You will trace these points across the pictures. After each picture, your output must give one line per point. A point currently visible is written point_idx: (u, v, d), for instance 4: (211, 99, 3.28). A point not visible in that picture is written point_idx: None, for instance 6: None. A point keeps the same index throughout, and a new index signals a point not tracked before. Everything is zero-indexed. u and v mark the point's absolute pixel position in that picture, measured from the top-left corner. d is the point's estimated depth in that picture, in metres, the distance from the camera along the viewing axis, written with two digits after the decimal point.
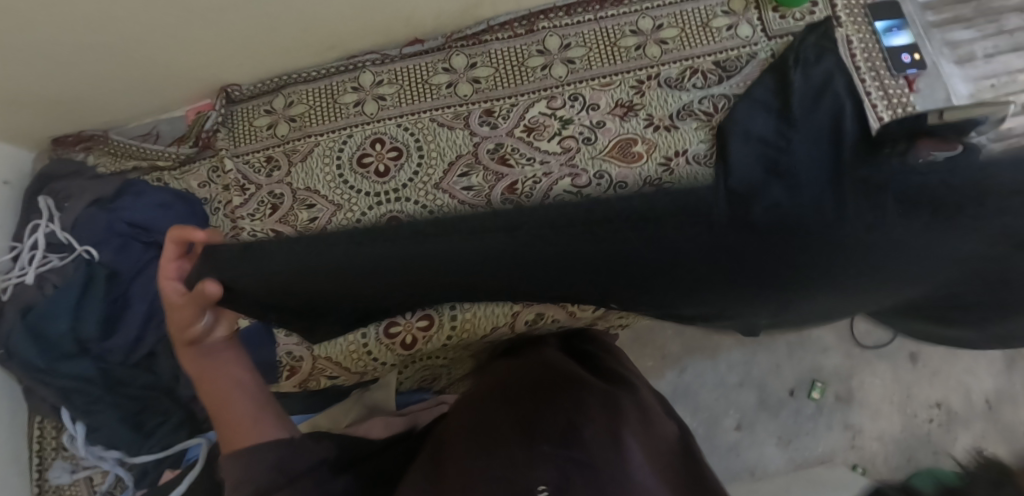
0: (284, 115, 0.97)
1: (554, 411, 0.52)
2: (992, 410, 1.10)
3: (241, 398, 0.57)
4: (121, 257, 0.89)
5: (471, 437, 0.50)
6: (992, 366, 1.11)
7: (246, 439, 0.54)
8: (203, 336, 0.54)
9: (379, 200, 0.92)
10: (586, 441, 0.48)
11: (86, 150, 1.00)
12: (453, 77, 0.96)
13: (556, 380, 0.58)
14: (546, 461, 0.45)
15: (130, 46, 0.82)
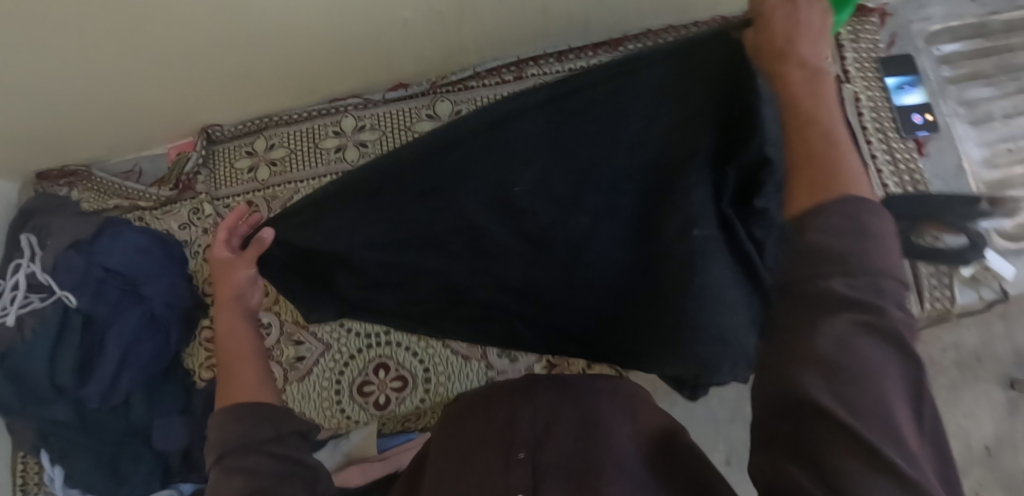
0: (264, 158, 0.95)
1: (528, 415, 0.56)
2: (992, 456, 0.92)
3: (255, 367, 0.61)
4: (95, 304, 0.87)
5: (459, 452, 0.55)
6: None
7: (240, 397, 0.57)
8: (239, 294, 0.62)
9: (370, 340, 0.87)
10: (556, 446, 0.52)
11: (68, 185, 1.00)
12: (437, 125, 0.93)
13: (531, 380, 0.61)
14: (523, 467, 0.50)
15: (101, 88, 0.82)
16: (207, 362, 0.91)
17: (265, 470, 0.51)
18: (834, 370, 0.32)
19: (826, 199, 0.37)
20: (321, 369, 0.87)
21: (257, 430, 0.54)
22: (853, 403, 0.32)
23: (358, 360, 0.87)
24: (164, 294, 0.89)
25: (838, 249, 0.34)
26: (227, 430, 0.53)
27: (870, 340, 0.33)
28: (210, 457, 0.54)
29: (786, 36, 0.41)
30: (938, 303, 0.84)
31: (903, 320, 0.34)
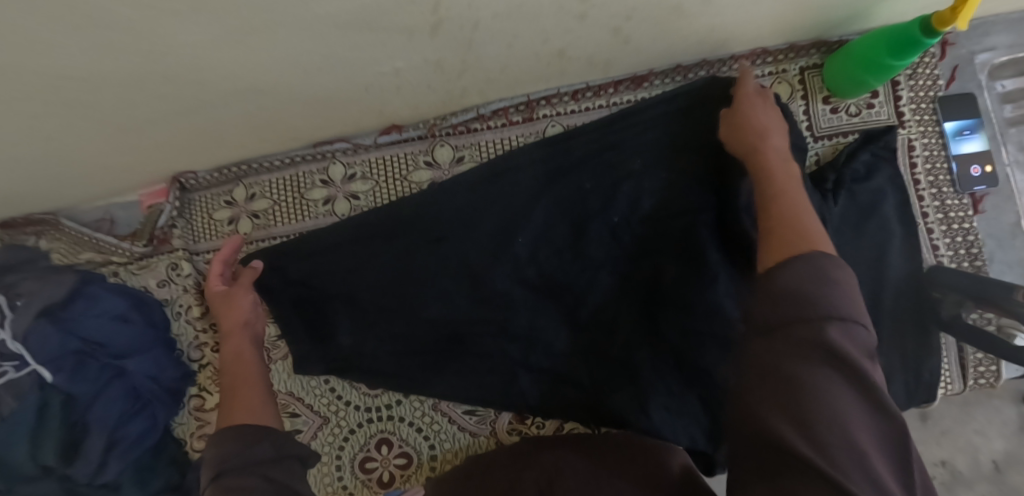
0: (245, 210, 0.86)
1: (531, 477, 0.67)
2: (999, 472, 0.97)
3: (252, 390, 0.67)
4: (76, 383, 0.79)
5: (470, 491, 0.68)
6: (1006, 428, 0.97)
7: (242, 414, 0.63)
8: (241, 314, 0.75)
9: (370, 415, 0.82)
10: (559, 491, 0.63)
11: (36, 234, 0.89)
12: (436, 174, 0.84)
13: (531, 446, 0.73)
14: None
15: (60, 148, 0.72)
16: (198, 430, 0.89)
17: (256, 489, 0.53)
18: (809, 418, 0.40)
19: (787, 263, 0.47)
20: (320, 443, 0.82)
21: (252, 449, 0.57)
22: (830, 446, 0.38)
23: (360, 434, 0.82)
24: (150, 369, 0.84)
25: (816, 298, 0.43)
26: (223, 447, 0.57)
27: (845, 389, 0.41)
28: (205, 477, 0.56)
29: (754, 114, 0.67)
30: (981, 380, 0.82)
31: (872, 370, 0.42)
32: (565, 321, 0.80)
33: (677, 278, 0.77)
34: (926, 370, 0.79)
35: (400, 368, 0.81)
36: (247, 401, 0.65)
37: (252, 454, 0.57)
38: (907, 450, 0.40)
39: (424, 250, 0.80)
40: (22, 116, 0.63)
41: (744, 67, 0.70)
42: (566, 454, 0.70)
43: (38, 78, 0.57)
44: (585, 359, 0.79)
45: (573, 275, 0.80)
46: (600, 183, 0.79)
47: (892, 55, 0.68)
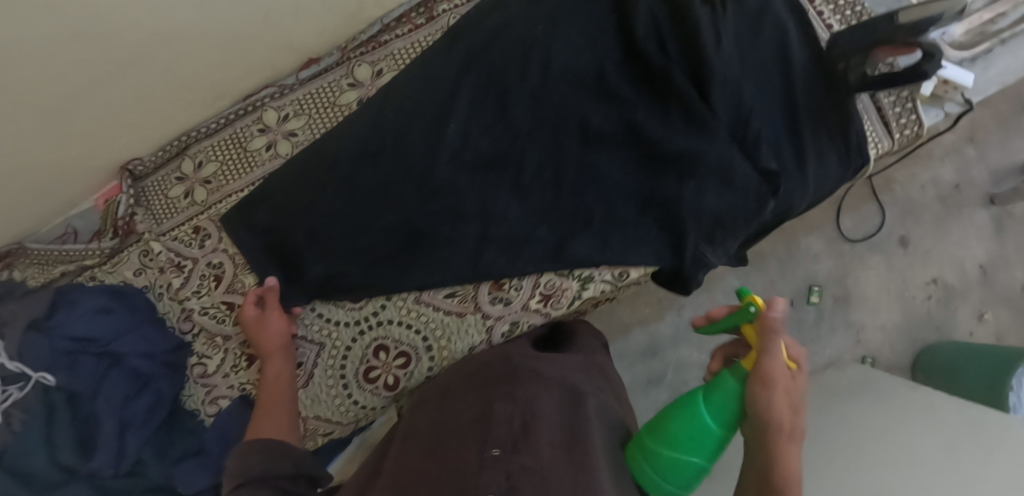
0: (197, 179, 0.90)
1: (509, 415, 0.60)
2: (986, 272, 1.38)
3: (281, 412, 0.76)
4: (75, 378, 0.84)
5: (433, 440, 0.62)
6: (981, 233, 1.38)
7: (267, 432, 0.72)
8: (281, 337, 0.82)
9: (361, 328, 0.84)
10: (538, 438, 0.57)
11: (7, 267, 0.94)
12: (362, 91, 0.88)
13: (507, 378, 0.69)
14: (496, 468, 0.52)
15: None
16: (208, 396, 0.89)
17: None
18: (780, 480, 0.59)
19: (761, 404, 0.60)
20: (323, 369, 0.85)
21: (278, 465, 0.67)
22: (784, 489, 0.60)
23: (357, 347, 0.85)
24: (141, 347, 0.85)
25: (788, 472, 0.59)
26: (248, 463, 0.66)
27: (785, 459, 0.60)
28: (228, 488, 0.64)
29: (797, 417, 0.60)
30: (906, 132, 0.82)
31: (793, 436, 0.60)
32: (511, 185, 0.82)
33: (605, 118, 0.81)
34: (852, 134, 0.80)
35: (373, 276, 0.83)
36: (274, 422, 0.74)
37: (274, 464, 0.66)
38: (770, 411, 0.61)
39: (368, 162, 0.85)
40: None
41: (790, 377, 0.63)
42: (542, 395, 0.65)
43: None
44: (546, 221, 0.82)
45: (507, 146, 0.83)
46: (509, 57, 0.84)
47: (714, 416, 0.63)
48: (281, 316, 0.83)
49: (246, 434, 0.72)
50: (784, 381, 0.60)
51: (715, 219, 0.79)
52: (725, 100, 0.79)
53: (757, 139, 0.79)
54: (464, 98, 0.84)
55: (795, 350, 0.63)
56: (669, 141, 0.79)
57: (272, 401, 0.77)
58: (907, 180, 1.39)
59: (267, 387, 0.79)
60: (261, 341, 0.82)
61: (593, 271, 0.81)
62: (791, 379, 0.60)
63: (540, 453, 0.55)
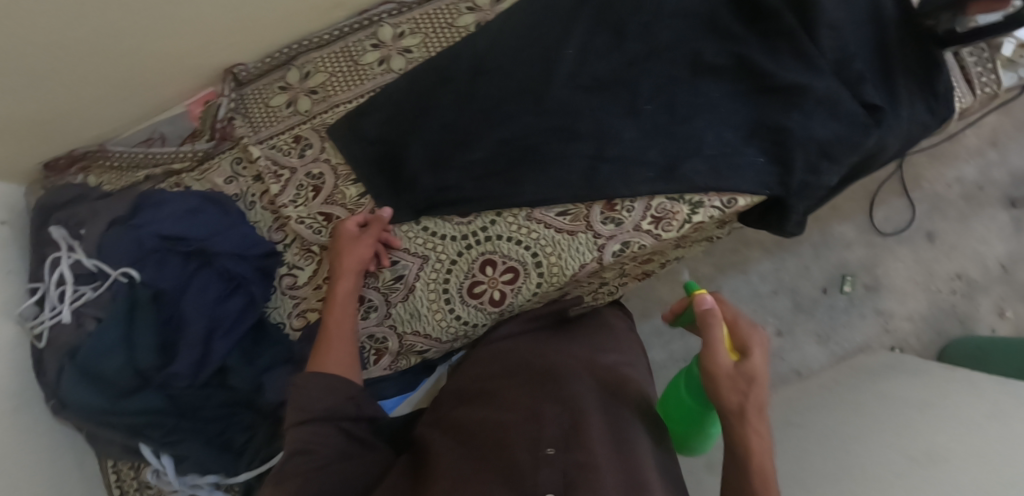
0: (302, 89, 0.90)
1: (557, 414, 0.63)
2: (1006, 268, 1.44)
3: (347, 343, 0.74)
4: (163, 275, 0.80)
5: (472, 432, 0.65)
6: (1002, 231, 1.45)
7: (332, 366, 0.71)
8: (363, 264, 0.80)
9: (468, 242, 0.84)
10: (589, 435, 0.60)
11: (82, 171, 0.92)
12: (480, 15, 0.91)
13: (548, 377, 0.71)
14: (551, 467, 0.56)
15: (110, 24, 0.73)
16: (296, 309, 0.86)
17: (329, 460, 0.63)
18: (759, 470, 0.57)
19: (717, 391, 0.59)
20: (425, 282, 0.84)
21: (338, 406, 0.67)
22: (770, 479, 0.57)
23: (462, 262, 0.84)
24: (234, 247, 0.82)
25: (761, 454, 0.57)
26: (309, 399, 0.66)
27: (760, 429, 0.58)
28: (290, 419, 0.65)
29: (752, 403, 0.57)
30: (987, 89, 0.88)
31: (756, 403, 0.58)
32: (625, 108, 0.84)
33: (716, 52, 0.85)
34: (944, 82, 0.85)
35: (482, 189, 0.84)
36: (341, 357, 0.72)
37: (341, 409, 0.67)
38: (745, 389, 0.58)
39: (482, 78, 0.86)
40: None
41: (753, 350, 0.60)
42: (584, 394, 0.68)
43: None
44: (657, 144, 0.83)
45: (620, 71, 0.85)
46: None
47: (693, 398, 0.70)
48: (371, 244, 0.81)
49: (313, 363, 0.71)
50: (729, 386, 0.58)
51: (822, 149, 0.82)
52: (830, 42, 0.83)
53: (861, 78, 0.83)
54: (583, 25, 0.87)
55: (746, 337, 0.61)
56: (776, 75, 0.82)
57: (336, 335, 0.74)
58: (934, 179, 1.49)
59: (331, 323, 0.76)
60: (342, 260, 0.79)
61: (703, 196, 0.83)
62: (741, 381, 0.58)
63: (592, 449, 0.58)
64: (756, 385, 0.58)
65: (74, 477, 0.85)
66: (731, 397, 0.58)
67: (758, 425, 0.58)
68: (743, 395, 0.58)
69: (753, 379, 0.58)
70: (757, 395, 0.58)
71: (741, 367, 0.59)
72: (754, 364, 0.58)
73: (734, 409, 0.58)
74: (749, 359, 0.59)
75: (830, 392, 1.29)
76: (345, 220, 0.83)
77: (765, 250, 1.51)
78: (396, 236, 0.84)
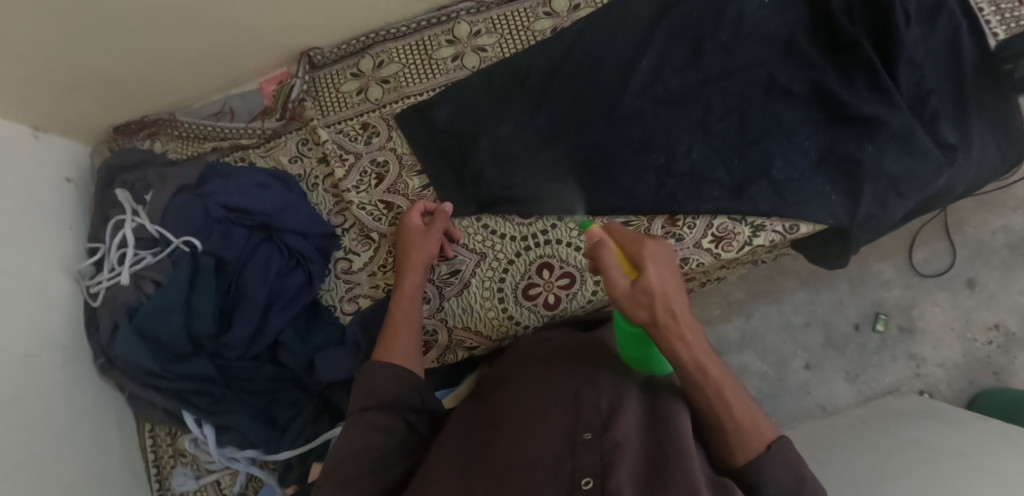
0: (374, 77, 0.90)
1: (597, 398, 0.62)
2: None
3: (412, 335, 0.75)
4: (226, 247, 0.82)
5: (502, 415, 0.65)
6: None
7: (398, 358, 0.71)
8: (430, 258, 0.80)
9: (527, 244, 0.84)
10: (628, 420, 0.59)
11: (151, 137, 0.95)
12: (558, 21, 0.92)
13: (588, 363, 0.70)
14: (589, 451, 0.55)
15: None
16: (348, 294, 0.86)
17: (386, 445, 0.64)
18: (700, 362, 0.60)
19: (629, 311, 0.60)
20: (480, 279, 0.84)
21: (404, 396, 0.68)
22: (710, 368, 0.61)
23: (519, 263, 0.84)
24: (297, 226, 0.84)
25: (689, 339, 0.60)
26: (378, 387, 0.67)
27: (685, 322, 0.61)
28: (355, 405, 0.67)
29: (665, 312, 0.59)
30: None
31: (665, 308, 0.59)
32: (697, 124, 0.86)
33: (791, 76, 0.86)
34: (1015, 129, 0.86)
35: (547, 191, 0.84)
36: (405, 347, 0.72)
37: (403, 398, 0.68)
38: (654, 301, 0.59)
39: (557, 79, 0.88)
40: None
41: (648, 260, 0.60)
42: (626, 382, 0.66)
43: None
44: (724, 163, 0.85)
45: (693, 89, 0.86)
46: (706, 9, 0.89)
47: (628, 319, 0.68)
48: (437, 240, 0.81)
49: (379, 355, 0.71)
50: (633, 305, 0.59)
51: (891, 183, 0.82)
52: (907, 77, 0.84)
53: (936, 115, 0.84)
54: (661, 40, 0.89)
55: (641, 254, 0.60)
56: (849, 104, 0.83)
57: (404, 326, 0.75)
58: (979, 225, 1.47)
59: (397, 314, 0.76)
60: (409, 254, 0.80)
61: (766, 220, 0.84)
62: (641, 296, 0.59)
63: (631, 436, 0.58)
64: (658, 294, 0.59)
65: (114, 437, 0.86)
66: (638, 315, 0.60)
67: (676, 329, 0.59)
68: (647, 308, 0.59)
69: (652, 292, 0.59)
70: (658, 301, 0.59)
71: (639, 286, 0.59)
72: (650, 279, 0.59)
73: (648, 322, 0.60)
74: (644, 275, 0.59)
75: (857, 431, 1.27)
76: (409, 211, 0.83)
77: (800, 281, 1.51)
78: (456, 227, 0.85)
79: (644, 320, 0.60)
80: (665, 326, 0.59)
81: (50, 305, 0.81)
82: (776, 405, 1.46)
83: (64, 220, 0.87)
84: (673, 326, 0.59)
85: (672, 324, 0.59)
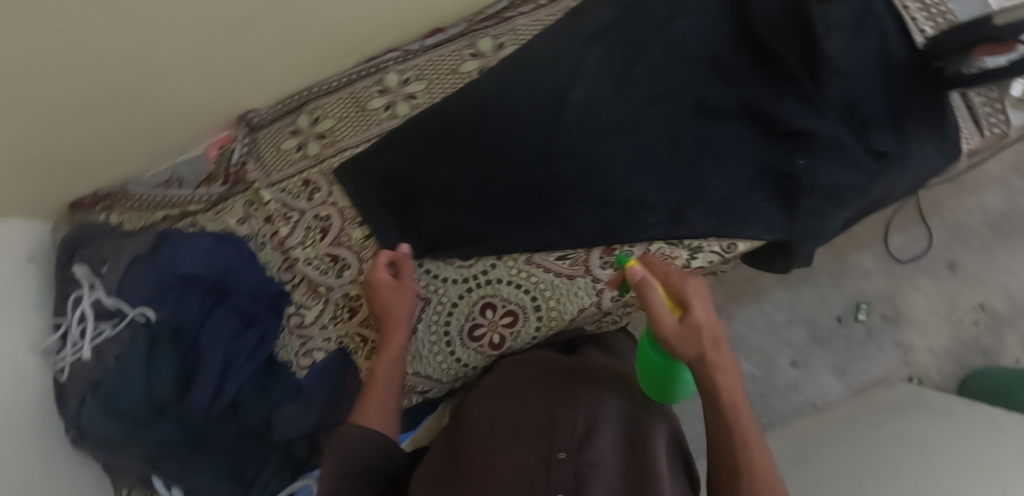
0: (311, 133, 0.93)
1: (573, 418, 0.63)
2: None
3: (390, 387, 0.75)
4: (181, 313, 0.84)
5: (497, 433, 0.65)
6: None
7: (377, 412, 0.71)
8: (405, 309, 0.81)
9: (469, 285, 0.87)
10: (602, 441, 0.60)
11: (106, 210, 0.97)
12: (483, 61, 0.93)
13: (570, 383, 0.71)
14: (563, 469, 0.57)
15: (149, 71, 0.79)
16: (303, 349, 0.88)
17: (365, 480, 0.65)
18: (737, 405, 0.61)
19: (678, 346, 0.61)
20: (427, 324, 0.87)
21: (382, 439, 0.68)
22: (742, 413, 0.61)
23: (463, 304, 0.87)
24: (249, 286, 0.87)
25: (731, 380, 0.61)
26: (357, 430, 0.67)
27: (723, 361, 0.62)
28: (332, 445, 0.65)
29: (708, 353, 0.60)
30: (994, 131, 0.88)
31: (710, 347, 0.60)
32: (630, 152, 0.86)
33: (720, 94, 0.86)
34: (949, 126, 0.85)
35: (485, 232, 0.86)
36: (383, 402, 0.72)
37: (378, 438, 0.67)
38: (705, 338, 0.60)
39: (488, 119, 0.89)
40: (127, 14, 0.69)
41: (695, 295, 0.62)
42: (602, 402, 0.67)
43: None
44: (661, 191, 0.85)
45: (622, 117, 0.87)
46: (633, 35, 0.89)
47: (656, 349, 0.71)
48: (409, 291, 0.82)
49: (360, 409, 0.71)
50: (681, 341, 0.60)
51: (827, 195, 0.82)
52: (834, 86, 0.83)
53: (866, 124, 0.84)
54: (591, 68, 0.89)
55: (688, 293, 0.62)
56: (779, 119, 0.84)
57: (384, 380, 0.75)
58: (955, 207, 1.44)
59: (378, 370, 0.76)
60: (386, 307, 0.81)
61: (703, 241, 0.86)
62: (689, 332, 0.60)
63: (605, 457, 0.59)
64: (704, 331, 0.60)
65: None
66: (688, 351, 0.60)
67: (718, 367, 0.61)
68: (696, 344, 0.60)
69: (700, 328, 0.60)
70: (706, 340, 0.60)
71: (687, 321, 0.60)
72: (698, 316, 0.60)
73: (693, 359, 0.60)
74: (691, 312, 0.61)
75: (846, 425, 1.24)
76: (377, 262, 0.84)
77: (779, 279, 1.48)
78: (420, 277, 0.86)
79: (693, 356, 0.60)
80: (706, 363, 0.60)
81: (18, 383, 0.84)
82: (766, 406, 1.44)
83: (27, 298, 0.90)
84: (714, 366, 0.60)
85: (717, 364, 0.61)
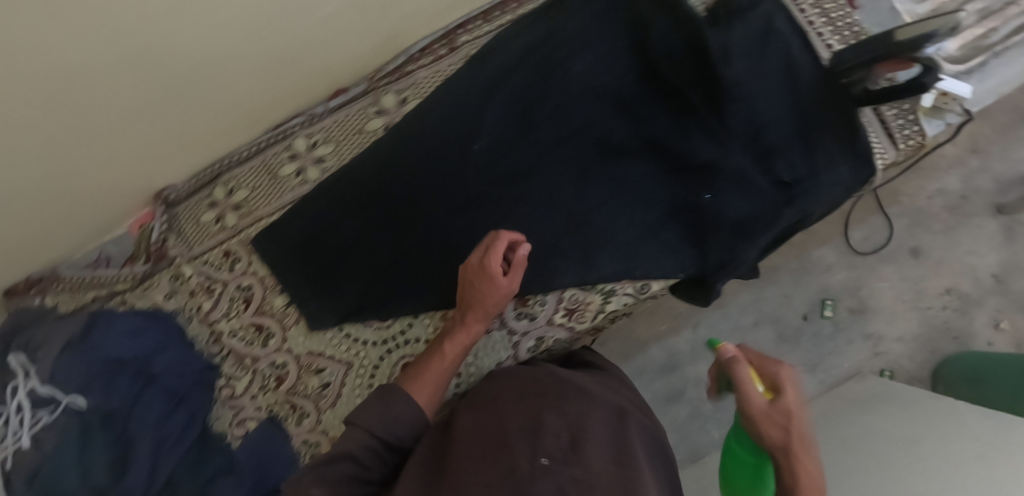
0: (227, 205, 0.94)
1: (559, 425, 0.57)
2: (1004, 283, 1.21)
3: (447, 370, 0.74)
4: (110, 397, 0.86)
5: (486, 430, 0.58)
6: (994, 240, 1.21)
7: (427, 392, 0.71)
8: (495, 301, 0.75)
9: (388, 346, 0.88)
10: (588, 452, 0.54)
11: (40, 293, 0.98)
12: (388, 118, 0.93)
13: (555, 389, 0.64)
14: (547, 475, 0.50)
15: (49, 170, 0.79)
16: (236, 419, 0.92)
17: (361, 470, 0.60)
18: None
19: (760, 430, 0.54)
20: (351, 387, 0.88)
21: (404, 428, 0.64)
22: None
23: (385, 365, 0.87)
24: (175, 367, 0.90)
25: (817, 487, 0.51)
26: (383, 415, 0.64)
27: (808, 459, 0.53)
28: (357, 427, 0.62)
29: (797, 445, 0.52)
30: (910, 143, 0.87)
31: (796, 437, 0.52)
32: (537, 201, 0.86)
33: (624, 134, 0.85)
34: (862, 144, 0.80)
35: (398, 293, 0.87)
36: (435, 385, 0.72)
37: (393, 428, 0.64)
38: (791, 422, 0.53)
39: (395, 177, 0.89)
40: (13, 133, 0.70)
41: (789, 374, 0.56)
42: (589, 412, 0.61)
43: (24, 85, 0.65)
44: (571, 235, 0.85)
45: (527, 162, 0.87)
46: (535, 78, 0.88)
47: None
48: (510, 287, 0.75)
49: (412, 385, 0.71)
50: (767, 425, 0.54)
51: (735, 229, 0.81)
52: (736, 115, 0.81)
53: (770, 152, 0.81)
54: (492, 117, 0.88)
55: (781, 373, 0.56)
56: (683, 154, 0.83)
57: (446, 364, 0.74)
58: (913, 192, 1.24)
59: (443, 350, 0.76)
60: (481, 293, 0.75)
61: (616, 284, 0.85)
62: (778, 417, 0.53)
63: (595, 467, 0.52)
64: (796, 419, 0.53)
65: None
66: (772, 434, 0.53)
67: (810, 467, 0.51)
68: (783, 431, 0.53)
69: (791, 412, 0.53)
70: (793, 425, 0.53)
71: (778, 403, 0.54)
72: (790, 401, 0.54)
73: (780, 449, 0.53)
74: (784, 395, 0.54)
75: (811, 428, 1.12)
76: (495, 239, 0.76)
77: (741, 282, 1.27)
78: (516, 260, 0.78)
79: (779, 445, 0.53)
80: (792, 458, 0.52)
81: None
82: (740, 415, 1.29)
83: None
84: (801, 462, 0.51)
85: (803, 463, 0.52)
